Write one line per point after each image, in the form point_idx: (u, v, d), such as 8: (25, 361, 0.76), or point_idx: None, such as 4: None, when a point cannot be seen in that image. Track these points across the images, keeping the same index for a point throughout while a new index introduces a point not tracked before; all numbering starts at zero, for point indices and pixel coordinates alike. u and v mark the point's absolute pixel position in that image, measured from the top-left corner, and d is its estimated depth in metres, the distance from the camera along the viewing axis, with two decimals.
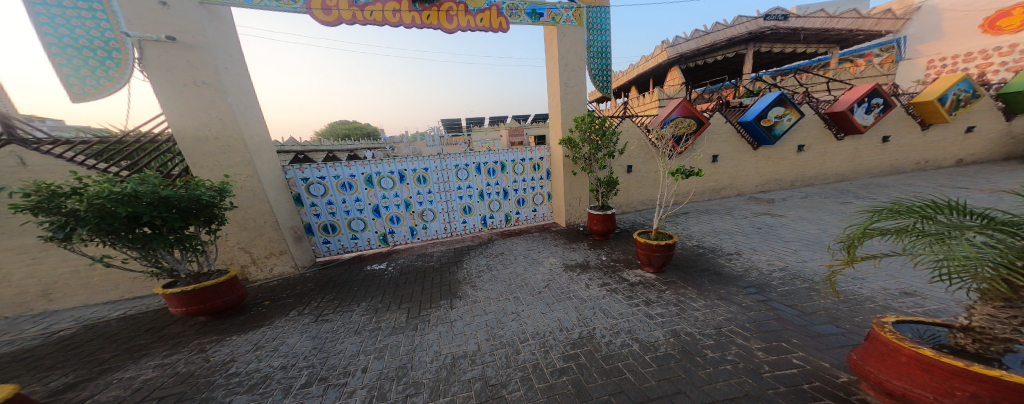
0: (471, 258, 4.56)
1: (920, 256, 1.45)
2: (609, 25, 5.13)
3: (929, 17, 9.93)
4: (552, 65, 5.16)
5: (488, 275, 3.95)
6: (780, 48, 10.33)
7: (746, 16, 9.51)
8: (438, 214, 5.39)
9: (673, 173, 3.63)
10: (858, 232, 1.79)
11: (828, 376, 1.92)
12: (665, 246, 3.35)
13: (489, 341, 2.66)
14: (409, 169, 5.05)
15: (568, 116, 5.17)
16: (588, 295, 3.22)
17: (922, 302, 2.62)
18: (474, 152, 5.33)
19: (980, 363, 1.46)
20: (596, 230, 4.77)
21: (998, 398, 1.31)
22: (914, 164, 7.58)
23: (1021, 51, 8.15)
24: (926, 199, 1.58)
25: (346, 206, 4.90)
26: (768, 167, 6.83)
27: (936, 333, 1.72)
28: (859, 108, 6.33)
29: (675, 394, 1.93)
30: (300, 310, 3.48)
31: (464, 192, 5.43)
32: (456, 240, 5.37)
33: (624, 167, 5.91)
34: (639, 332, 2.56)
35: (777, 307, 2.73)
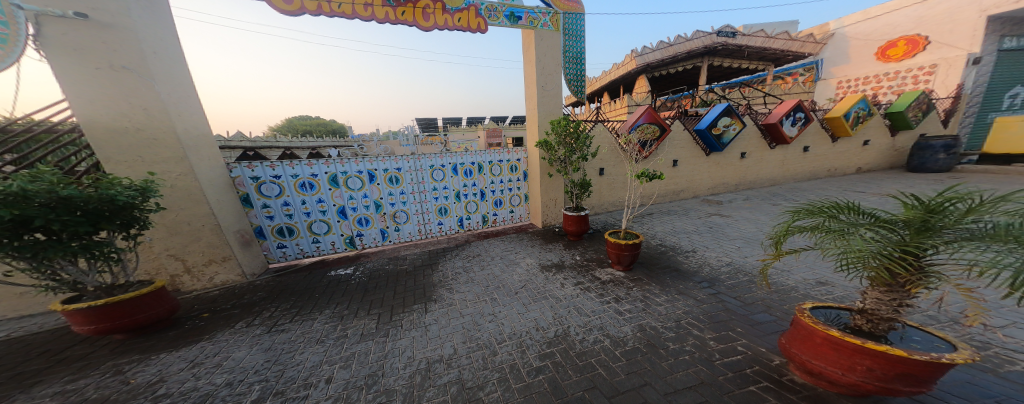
0: (447, 261, 4.45)
1: (828, 250, 1.71)
2: (584, 32, 5.33)
3: (840, 43, 11.45)
4: (529, 68, 5.21)
5: (465, 278, 3.88)
6: (729, 63, 11.46)
7: (702, 32, 10.39)
8: (411, 217, 5.18)
9: (639, 176, 3.85)
10: (783, 230, 2.05)
11: (765, 360, 2.17)
12: (632, 245, 3.55)
13: (466, 344, 2.62)
14: (379, 168, 4.77)
15: (545, 119, 5.27)
16: (563, 294, 3.31)
17: (832, 290, 3.08)
18: (450, 152, 5.20)
19: (872, 340, 1.76)
20: (570, 231, 4.91)
21: (886, 369, 1.60)
22: (829, 171, 8.89)
23: (902, 77, 10.05)
24: (831, 201, 1.86)
25: (305, 207, 4.52)
26: (718, 172, 7.55)
27: (840, 315, 2.03)
28: (786, 121, 7.29)
29: (642, 386, 2.05)
30: (248, 321, 3.14)
31: (439, 193, 5.27)
32: (431, 243, 5.20)
33: (596, 169, 6.14)
34: (610, 328, 2.68)
35: (724, 299, 3.03)
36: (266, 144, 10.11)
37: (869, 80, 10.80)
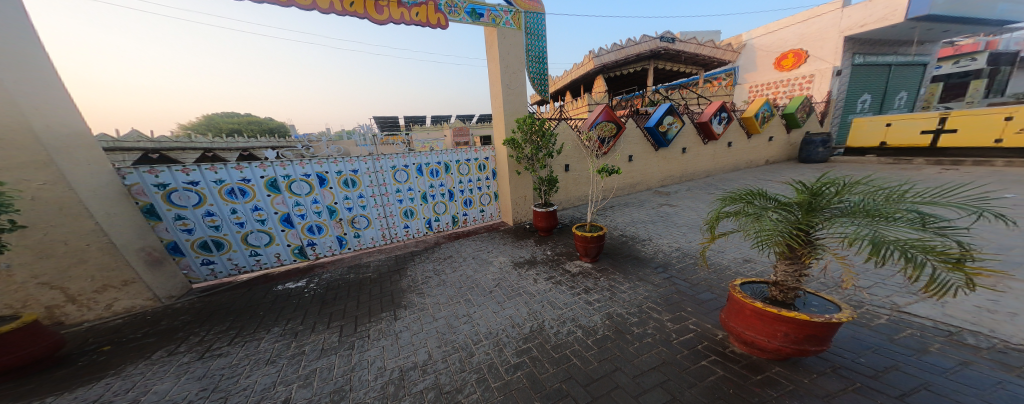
0: (416, 265, 4.25)
1: (748, 231, 2.00)
2: (545, 31, 5.45)
3: (750, 53, 13.26)
4: (493, 66, 5.18)
5: (436, 281, 3.76)
6: (671, 67, 12.65)
7: (648, 36, 11.33)
8: (373, 221, 4.84)
9: (600, 171, 4.07)
10: (714, 215, 2.34)
11: (711, 335, 2.46)
12: (598, 237, 3.75)
13: (441, 348, 2.55)
14: (330, 171, 4.34)
15: (511, 117, 5.30)
16: (536, 290, 3.37)
17: (756, 265, 3.61)
18: (414, 152, 4.93)
19: (784, 307, 2.10)
20: (540, 226, 5.01)
21: (798, 331, 1.91)
22: (749, 163, 10.39)
23: (790, 85, 12.17)
24: (747, 188, 2.18)
25: (237, 217, 3.95)
26: (665, 166, 8.32)
27: (761, 288, 2.38)
28: (715, 120, 8.38)
29: (613, 371, 2.17)
30: (169, 350, 2.72)
31: (403, 195, 4.97)
32: (397, 248, 4.92)
33: (561, 166, 6.35)
34: (582, 318, 2.81)
35: (676, 282, 3.36)
36: (185, 144, 8.49)
37: (772, 86, 12.75)
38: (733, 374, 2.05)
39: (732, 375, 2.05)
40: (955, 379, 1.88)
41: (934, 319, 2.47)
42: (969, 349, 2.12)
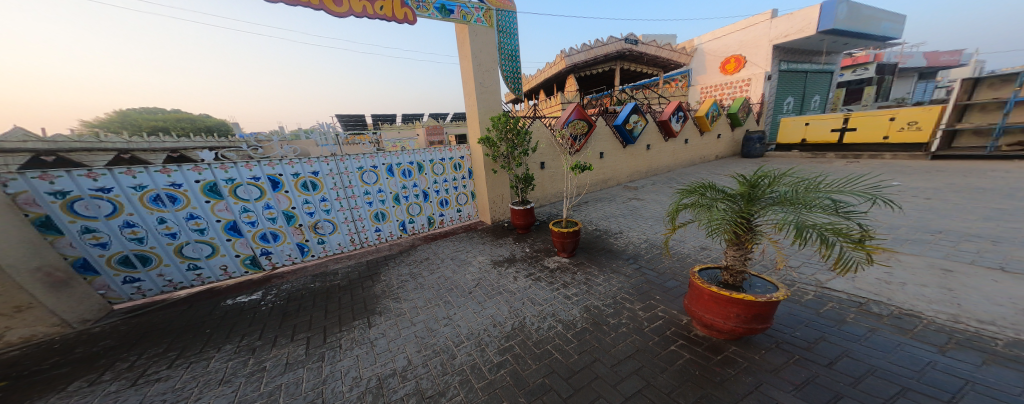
0: (390, 270, 4.07)
1: (702, 222, 2.17)
2: (517, 30, 5.46)
3: (699, 57, 14.21)
4: (465, 64, 5.11)
5: (413, 284, 3.64)
6: (635, 67, 13.30)
7: (613, 38, 11.79)
8: (339, 226, 4.55)
9: (573, 168, 4.18)
10: (674, 208, 2.51)
11: (678, 320, 2.65)
12: (573, 232, 3.86)
13: (421, 352, 2.51)
14: (284, 173, 3.99)
15: (485, 116, 5.25)
16: (516, 287, 3.40)
17: (712, 252, 3.94)
18: (384, 152, 4.68)
19: (735, 289, 2.33)
20: (518, 224, 5.04)
21: (747, 310, 2.12)
22: (703, 158, 11.32)
23: (734, 87, 13.34)
24: (700, 182, 2.37)
25: (169, 227, 3.48)
26: (632, 162, 8.76)
27: (714, 272, 2.62)
28: (673, 119, 9.09)
29: (593, 362, 2.25)
30: (90, 379, 2.40)
31: (372, 197, 4.71)
32: (367, 253, 4.66)
33: (537, 163, 6.42)
34: (561, 313, 2.88)
35: (646, 272, 3.57)
36: (113, 144, 7.36)
37: (718, 88, 13.89)
38: (699, 357, 2.21)
39: (698, 357, 2.21)
40: (866, 344, 2.22)
41: (848, 291, 2.89)
42: (875, 317, 2.51)
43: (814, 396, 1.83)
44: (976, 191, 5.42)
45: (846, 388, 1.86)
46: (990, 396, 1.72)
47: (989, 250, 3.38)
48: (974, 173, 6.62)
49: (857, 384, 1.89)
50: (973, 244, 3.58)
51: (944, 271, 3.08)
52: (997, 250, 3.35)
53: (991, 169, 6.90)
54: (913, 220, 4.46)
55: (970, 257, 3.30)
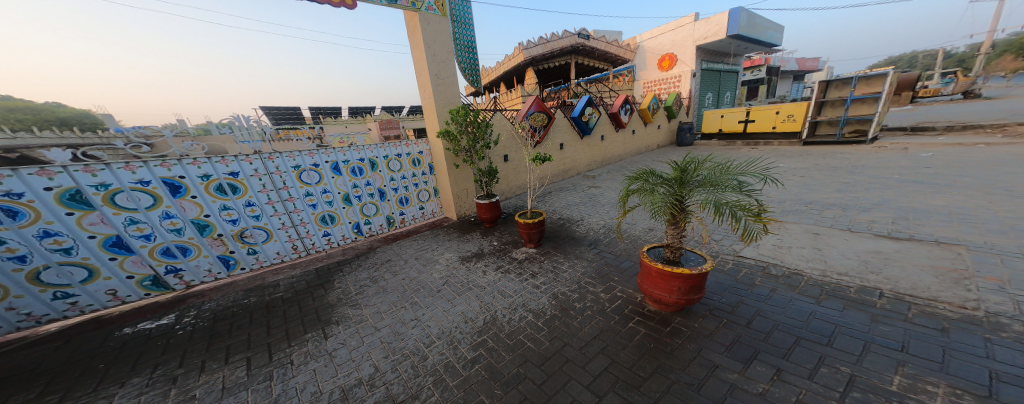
0: (347, 276, 3.76)
1: (647, 205, 2.39)
2: (472, 20, 5.35)
3: (641, 54, 15.32)
4: (418, 53, 4.84)
5: (375, 289, 3.42)
6: (589, 62, 13.84)
7: (568, 32, 12.08)
8: (274, 233, 4.05)
9: (534, 160, 4.25)
10: (623, 194, 2.70)
11: (633, 298, 2.90)
12: (539, 222, 3.96)
13: (389, 358, 2.40)
14: (188, 175, 3.34)
15: (443, 109, 5.06)
16: (486, 281, 3.40)
17: (658, 232, 4.35)
18: (327, 148, 4.24)
19: (677, 264, 2.60)
20: (485, 218, 5.00)
21: (685, 283, 2.39)
22: (648, 147, 12.33)
23: (668, 83, 14.56)
24: (643, 169, 2.59)
25: (14, 249, 2.70)
26: (589, 152, 9.21)
27: (658, 250, 2.88)
28: (622, 111, 9.74)
29: (563, 347, 2.36)
30: None
31: (315, 199, 4.26)
32: (313, 261, 4.25)
33: (500, 156, 6.41)
34: (531, 302, 2.96)
35: (605, 255, 3.82)
36: None
37: (656, 83, 15.10)
38: (653, 330, 2.44)
39: (652, 331, 2.44)
40: (770, 303, 2.67)
41: (755, 257, 3.44)
42: (773, 278, 3.03)
43: (740, 354, 2.14)
44: (830, 169, 6.79)
45: (762, 344, 2.21)
46: (852, 336, 2.20)
47: (841, 215, 4.28)
48: (829, 154, 8.32)
49: (768, 338, 2.26)
50: (831, 211, 4.49)
51: (814, 234, 3.83)
52: (845, 215, 4.26)
53: (840, 151, 8.76)
54: (806, 192, 5.43)
55: (829, 221, 4.14)
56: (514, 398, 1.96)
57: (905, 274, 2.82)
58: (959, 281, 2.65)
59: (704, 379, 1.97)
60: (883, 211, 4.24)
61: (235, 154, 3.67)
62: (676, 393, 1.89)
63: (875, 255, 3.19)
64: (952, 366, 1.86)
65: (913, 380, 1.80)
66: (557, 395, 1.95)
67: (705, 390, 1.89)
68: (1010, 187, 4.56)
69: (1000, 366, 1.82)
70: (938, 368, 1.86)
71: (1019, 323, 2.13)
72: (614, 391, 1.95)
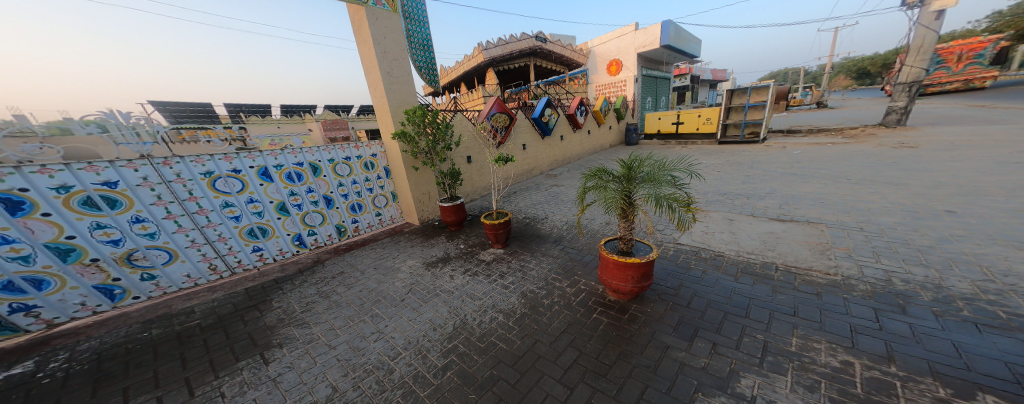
0: (288, 294, 3.39)
1: (601, 201, 2.55)
2: (426, 18, 5.20)
3: (592, 59, 16.16)
4: (366, 49, 4.53)
5: (325, 305, 3.14)
6: (548, 65, 14.23)
7: (526, 34, 12.27)
8: (179, 253, 3.44)
9: (498, 160, 4.23)
10: (581, 191, 2.84)
11: (595, 290, 3.06)
12: (505, 223, 3.98)
13: (348, 376, 2.22)
14: (33, 188, 2.61)
15: (398, 109, 4.82)
16: (453, 286, 3.31)
17: (612, 225, 4.64)
18: (250, 151, 3.74)
19: (630, 254, 2.80)
20: (450, 221, 4.88)
21: (638, 271, 2.59)
22: (603, 147, 13.10)
23: (615, 86, 15.51)
24: (595, 167, 2.78)
25: None
26: (550, 152, 9.47)
27: (613, 242, 3.07)
28: (578, 112, 10.22)
29: (535, 344, 2.40)
30: None
31: (237, 210, 3.72)
32: (238, 281, 3.74)
33: (463, 158, 6.30)
34: (501, 303, 2.96)
35: (569, 251, 3.97)
36: None
37: (606, 87, 15.94)
38: (614, 319, 2.60)
39: (613, 320, 2.60)
40: (703, 283, 3.02)
41: (691, 243, 3.85)
42: (704, 260, 3.43)
43: (685, 332, 2.38)
44: (737, 164, 7.92)
45: (700, 321, 2.49)
46: (762, 306, 2.59)
47: (747, 203, 5.00)
48: (736, 152, 9.73)
49: (704, 316, 2.55)
50: (740, 199, 5.22)
51: (730, 219, 4.42)
52: (750, 203, 4.99)
53: (742, 148, 10.33)
54: (729, 183, 6.25)
55: (740, 208, 4.80)
56: (489, 400, 1.94)
57: (791, 250, 3.40)
58: (824, 251, 3.30)
59: (659, 360, 2.14)
60: (777, 197, 5.07)
61: (110, 158, 2.99)
62: (638, 376, 2.03)
63: (770, 235, 3.79)
64: (827, 324, 2.30)
65: (804, 340, 2.18)
66: (531, 392, 1.98)
67: (660, 370, 2.06)
68: (854, 175, 5.81)
69: (856, 320, 2.30)
70: (818, 327, 2.28)
71: (863, 283, 2.73)
72: (584, 382, 2.04)
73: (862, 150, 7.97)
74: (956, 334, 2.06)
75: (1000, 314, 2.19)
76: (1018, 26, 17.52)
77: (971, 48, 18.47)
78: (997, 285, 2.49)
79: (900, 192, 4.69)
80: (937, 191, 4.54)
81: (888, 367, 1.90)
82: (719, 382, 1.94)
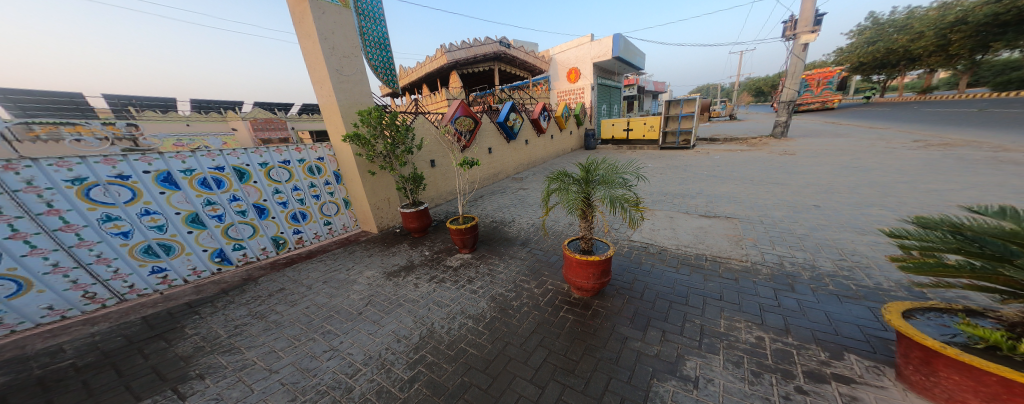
0: (208, 318, 2.97)
1: (563, 202, 2.65)
2: (382, 17, 5.00)
3: (553, 66, 16.73)
4: (311, 44, 4.18)
5: (262, 326, 2.81)
6: (513, 71, 14.41)
7: (491, 39, 12.33)
8: (34, 282, 2.77)
9: (463, 164, 4.14)
10: (545, 194, 2.91)
11: (561, 288, 3.15)
12: (472, 227, 3.93)
13: (297, 400, 2.01)
14: None
15: (350, 109, 4.53)
16: (419, 294, 3.18)
17: (572, 226, 4.83)
18: (145, 154, 3.17)
19: (591, 253, 2.94)
20: (412, 228, 4.68)
21: (597, 268, 2.73)
22: (564, 151, 13.59)
23: (574, 93, 16.17)
24: (557, 170, 2.87)
25: None
26: (515, 156, 9.57)
27: (575, 242, 3.19)
28: (541, 117, 10.51)
29: (506, 347, 2.39)
30: None
31: (126, 224, 3.12)
32: (129, 310, 3.15)
33: (425, 161, 6.10)
34: (469, 308, 2.91)
35: (536, 252, 4.03)
36: None
37: (566, 94, 16.49)
38: (579, 316, 2.69)
39: (579, 317, 2.69)
40: (652, 276, 3.27)
41: (642, 240, 4.16)
42: (651, 254, 3.73)
43: (640, 323, 2.56)
44: (674, 167, 8.80)
45: (652, 312, 2.69)
46: (698, 294, 2.88)
47: (683, 201, 5.53)
48: (671, 156, 10.83)
49: (654, 306, 2.76)
50: (677, 198, 5.77)
51: (671, 217, 4.85)
52: (686, 201, 5.54)
53: (677, 153, 11.52)
54: (672, 184, 6.88)
55: (679, 207, 5.30)
56: None
57: (717, 242, 3.83)
58: (739, 241, 3.81)
59: (620, 351, 2.27)
60: (706, 196, 5.71)
61: None
62: (603, 368, 2.13)
63: (700, 230, 4.24)
64: (745, 306, 2.64)
65: (729, 321, 2.47)
66: (504, 395, 1.98)
67: (622, 361, 2.18)
68: (760, 176, 6.81)
69: (763, 300, 2.69)
70: (738, 308, 2.62)
71: (766, 267, 3.21)
72: (555, 379, 2.08)
73: (764, 155, 9.42)
74: (827, 305, 2.54)
75: (851, 286, 2.75)
76: (854, 59, 22.20)
77: (825, 75, 22.70)
78: (848, 263, 3.12)
79: (785, 190, 5.62)
80: (809, 189, 5.53)
81: (786, 338, 2.24)
82: (670, 367, 2.11)
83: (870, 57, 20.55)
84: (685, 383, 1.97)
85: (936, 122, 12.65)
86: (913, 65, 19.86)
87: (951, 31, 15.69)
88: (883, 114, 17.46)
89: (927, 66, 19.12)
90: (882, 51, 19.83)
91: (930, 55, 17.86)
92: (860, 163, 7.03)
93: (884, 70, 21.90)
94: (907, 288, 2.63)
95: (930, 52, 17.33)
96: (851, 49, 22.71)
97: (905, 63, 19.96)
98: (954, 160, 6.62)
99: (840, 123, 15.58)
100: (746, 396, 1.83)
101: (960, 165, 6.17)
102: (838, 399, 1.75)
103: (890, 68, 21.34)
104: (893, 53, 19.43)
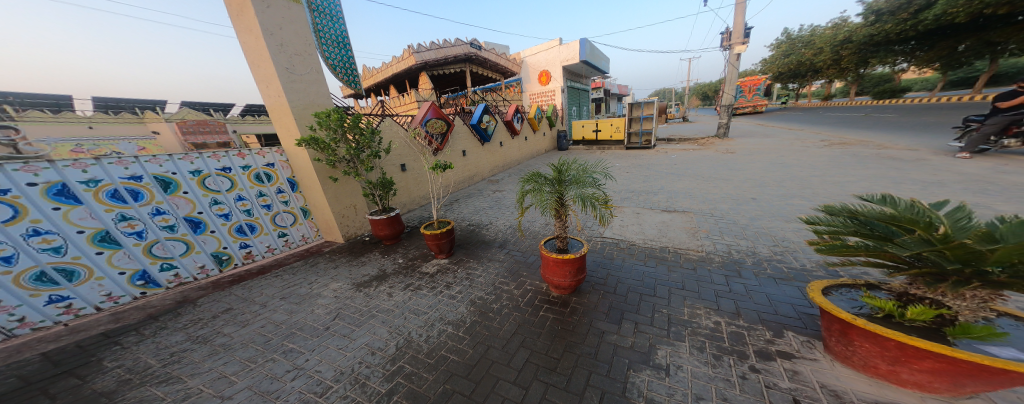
0: (138, 347, 2.63)
1: (537, 203, 2.68)
2: (338, 14, 4.79)
3: (524, 69, 16.90)
4: (250, 39, 3.86)
5: (209, 350, 2.55)
6: (486, 73, 14.40)
7: (461, 40, 12.24)
8: None
9: (434, 167, 4.02)
10: (520, 195, 2.93)
11: (540, 288, 3.18)
12: (448, 232, 3.85)
13: None
14: None
15: (306, 111, 4.27)
16: (394, 304, 3.05)
17: (546, 225, 4.91)
18: (28, 163, 2.69)
19: (566, 251, 3.00)
20: (384, 235, 4.49)
21: (573, 265, 2.79)
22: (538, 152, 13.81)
23: (546, 95, 16.47)
24: (530, 170, 2.89)
25: None
26: (490, 158, 9.54)
27: (551, 242, 3.23)
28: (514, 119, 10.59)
29: (488, 351, 2.37)
30: None
31: (7, 248, 2.62)
32: (22, 347, 2.70)
33: (396, 165, 5.89)
34: (449, 314, 2.84)
35: (515, 254, 4.05)
36: None
37: (538, 96, 16.75)
38: (558, 314, 2.74)
39: (558, 315, 2.74)
40: (623, 270, 3.41)
41: (613, 236, 4.33)
42: (621, 250, 3.90)
43: (615, 317, 2.66)
44: (636, 166, 9.31)
45: (625, 305, 2.80)
46: (664, 285, 3.05)
47: (647, 198, 5.86)
48: (633, 155, 11.45)
49: (627, 299, 2.89)
50: (641, 195, 6.10)
51: (637, 213, 5.11)
52: (649, 197, 5.87)
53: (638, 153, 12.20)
54: (636, 181, 7.27)
55: (643, 203, 5.60)
56: None
57: (676, 235, 4.10)
58: (694, 233, 4.10)
59: (598, 346, 2.34)
60: (665, 192, 6.10)
61: None
62: (583, 364, 2.18)
63: (662, 224, 4.51)
64: (704, 293, 2.84)
65: (692, 309, 2.65)
66: (488, 399, 1.96)
67: (601, 355, 2.25)
68: (709, 173, 7.42)
69: (717, 286, 2.92)
70: (697, 296, 2.81)
71: (718, 255, 3.48)
72: (538, 379, 2.10)
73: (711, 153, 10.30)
74: (767, 287, 2.81)
75: (785, 269, 3.07)
76: (772, 70, 25.15)
77: (753, 82, 25.51)
78: (780, 248, 3.49)
79: (728, 184, 6.17)
80: (746, 183, 6.13)
81: (738, 321, 2.45)
82: (643, 357, 2.21)
83: (786, 67, 23.34)
84: (658, 371, 2.07)
85: (844, 122, 14.63)
86: (817, 76, 22.97)
87: (842, 48, 17.89)
88: (805, 116, 19.85)
89: (827, 77, 22.13)
90: (794, 63, 22.67)
91: (827, 69, 20.59)
92: (782, 160, 7.96)
93: (795, 80, 24.77)
94: (826, 267, 3.00)
95: (827, 66, 19.97)
96: (768, 60, 25.70)
97: (810, 74, 23.03)
98: (854, 155, 7.72)
99: (769, 125, 17.53)
100: (710, 379, 1.96)
101: (857, 159, 7.22)
102: (784, 374, 1.93)
103: (800, 78, 24.28)
104: (802, 65, 22.32)
